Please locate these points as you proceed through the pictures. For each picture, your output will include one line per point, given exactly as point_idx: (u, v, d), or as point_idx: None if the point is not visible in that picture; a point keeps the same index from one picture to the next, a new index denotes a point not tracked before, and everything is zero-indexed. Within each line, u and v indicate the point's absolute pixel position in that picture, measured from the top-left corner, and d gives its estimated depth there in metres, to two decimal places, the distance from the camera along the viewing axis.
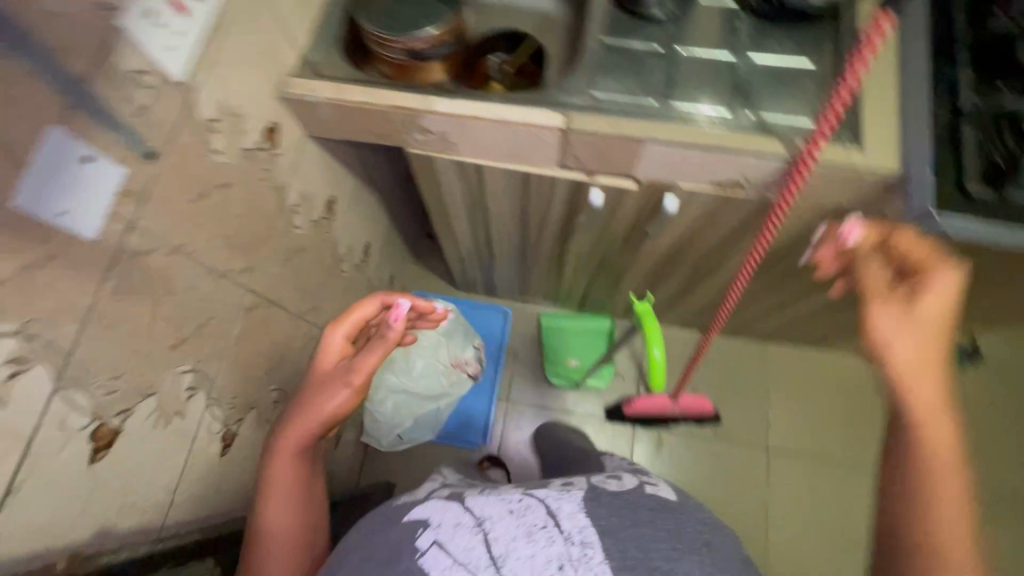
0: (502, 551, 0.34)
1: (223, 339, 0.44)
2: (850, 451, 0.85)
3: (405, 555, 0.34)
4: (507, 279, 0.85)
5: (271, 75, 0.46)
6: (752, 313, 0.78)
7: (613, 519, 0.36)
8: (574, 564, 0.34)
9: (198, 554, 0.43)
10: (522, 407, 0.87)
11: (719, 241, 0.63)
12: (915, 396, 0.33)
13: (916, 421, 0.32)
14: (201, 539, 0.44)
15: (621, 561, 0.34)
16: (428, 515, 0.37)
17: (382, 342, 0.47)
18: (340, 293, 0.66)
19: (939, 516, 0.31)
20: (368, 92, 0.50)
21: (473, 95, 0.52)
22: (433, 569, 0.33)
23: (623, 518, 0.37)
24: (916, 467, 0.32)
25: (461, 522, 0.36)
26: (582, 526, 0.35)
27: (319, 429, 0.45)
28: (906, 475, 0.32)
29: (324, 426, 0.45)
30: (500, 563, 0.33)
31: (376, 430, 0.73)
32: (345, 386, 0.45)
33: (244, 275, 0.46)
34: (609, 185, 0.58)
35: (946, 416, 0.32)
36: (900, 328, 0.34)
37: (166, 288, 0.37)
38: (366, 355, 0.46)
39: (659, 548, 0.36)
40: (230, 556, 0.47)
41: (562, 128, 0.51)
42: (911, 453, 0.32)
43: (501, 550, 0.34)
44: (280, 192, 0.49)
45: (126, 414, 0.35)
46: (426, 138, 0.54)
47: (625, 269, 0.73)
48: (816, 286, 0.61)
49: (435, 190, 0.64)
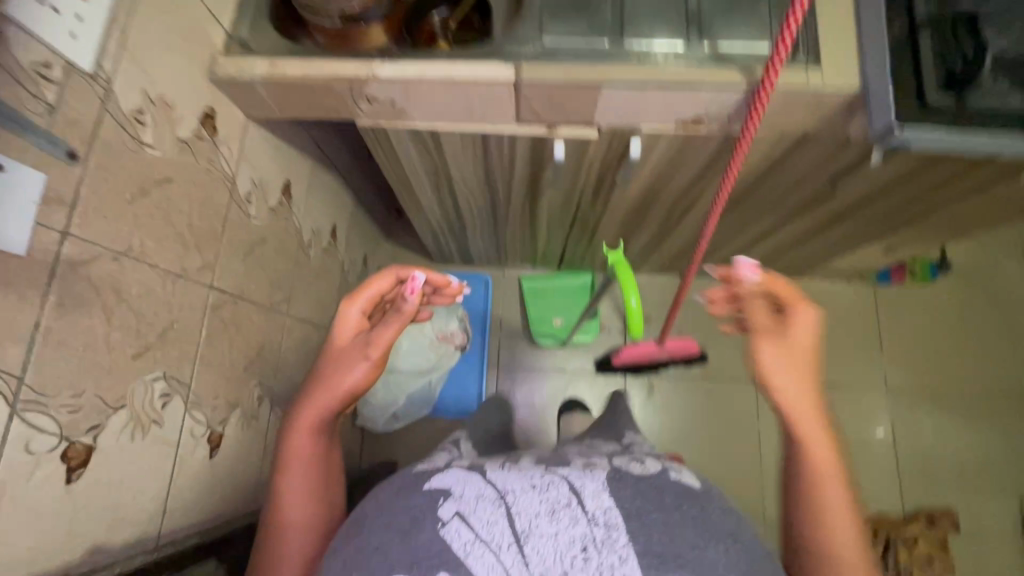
0: (525, 526, 0.31)
1: (189, 332, 0.46)
2: None
3: (427, 525, 0.31)
4: (481, 237, 0.91)
5: (195, 57, 0.47)
6: (728, 230, 0.81)
7: (636, 501, 0.32)
8: (597, 545, 0.30)
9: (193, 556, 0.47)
10: (510, 371, 1.07)
11: (689, 181, 0.62)
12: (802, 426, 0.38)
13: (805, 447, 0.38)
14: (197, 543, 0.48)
15: (645, 545, 0.30)
16: (451, 484, 0.33)
17: (396, 316, 0.44)
18: (311, 279, 0.74)
19: (828, 527, 0.36)
20: (303, 64, 0.50)
21: (416, 57, 0.50)
22: (455, 542, 0.30)
23: (648, 501, 0.32)
24: (806, 486, 0.37)
25: (483, 494, 0.32)
26: (606, 506, 0.32)
27: (336, 406, 0.42)
28: (800, 495, 0.37)
29: (339, 404, 0.42)
30: (523, 540, 0.30)
31: (375, 411, 0.94)
32: (362, 360, 0.43)
33: (204, 272, 0.48)
34: (573, 138, 0.54)
35: (827, 437, 0.38)
36: (786, 365, 0.38)
37: (117, 295, 0.38)
38: (381, 328, 0.43)
39: (684, 535, 0.31)
40: (232, 549, 0.52)
41: (513, 81, 0.48)
42: (803, 474, 0.37)
43: (524, 525, 0.31)
44: (229, 182, 0.52)
45: (100, 425, 0.38)
46: (374, 107, 0.53)
47: (597, 217, 0.75)
48: (780, 200, 0.68)
49: (396, 164, 0.65)
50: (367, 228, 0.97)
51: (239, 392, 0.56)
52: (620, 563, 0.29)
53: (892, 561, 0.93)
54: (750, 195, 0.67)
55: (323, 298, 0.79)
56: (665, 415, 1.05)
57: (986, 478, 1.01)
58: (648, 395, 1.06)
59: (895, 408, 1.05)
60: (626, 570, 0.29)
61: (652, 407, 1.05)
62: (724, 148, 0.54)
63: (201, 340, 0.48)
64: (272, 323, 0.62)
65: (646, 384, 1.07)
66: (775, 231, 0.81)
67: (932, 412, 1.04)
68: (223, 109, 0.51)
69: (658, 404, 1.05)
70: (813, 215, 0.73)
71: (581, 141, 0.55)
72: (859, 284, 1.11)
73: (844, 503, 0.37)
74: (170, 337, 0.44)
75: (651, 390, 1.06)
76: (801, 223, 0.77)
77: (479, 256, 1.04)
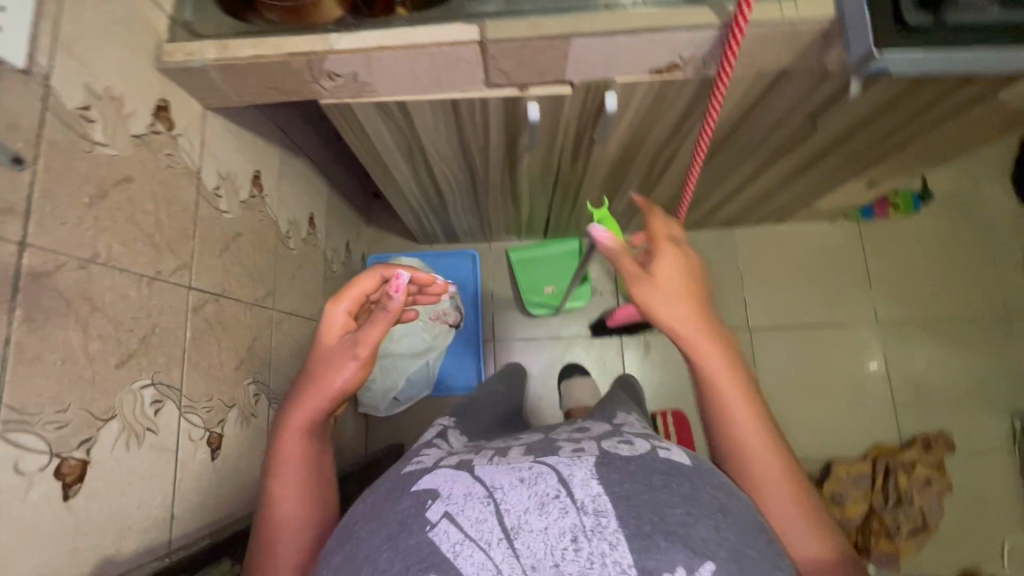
0: (514, 522, 0.30)
1: (172, 335, 0.45)
2: (792, 307, 1.09)
3: (414, 529, 0.30)
4: (463, 211, 0.89)
5: (139, 46, 0.44)
6: (712, 178, 0.81)
7: (626, 484, 0.31)
8: (586, 535, 0.29)
9: (211, 555, 0.46)
10: (507, 343, 1.07)
11: (668, 131, 0.61)
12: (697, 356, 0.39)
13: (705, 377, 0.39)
14: (212, 543, 0.46)
15: (636, 527, 0.29)
16: (436, 485, 0.33)
17: (382, 315, 0.42)
18: (294, 270, 0.72)
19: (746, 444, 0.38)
20: (256, 43, 0.47)
21: (374, 25, 0.47)
22: (444, 543, 0.30)
23: (639, 483, 0.32)
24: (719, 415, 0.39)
25: (471, 492, 0.32)
26: (594, 494, 0.31)
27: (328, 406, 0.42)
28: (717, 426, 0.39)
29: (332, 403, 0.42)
30: (512, 536, 0.29)
31: (375, 397, 0.94)
32: (350, 360, 0.42)
33: (180, 273, 0.47)
34: (545, 96, 0.52)
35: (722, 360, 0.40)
36: (663, 300, 0.40)
37: (90, 304, 0.37)
38: (369, 326, 0.42)
39: (674, 513, 0.30)
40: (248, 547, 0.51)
41: (478, 42, 0.46)
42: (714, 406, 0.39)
43: (513, 521, 0.30)
44: (194, 177, 0.50)
45: (91, 439, 0.37)
46: (337, 83, 0.50)
47: (579, 178, 0.74)
48: (760, 142, 0.67)
49: (367, 142, 0.63)
50: (346, 214, 0.95)
51: (233, 391, 0.55)
52: (610, 549, 0.28)
53: (893, 487, 0.95)
54: (731, 141, 0.66)
55: (310, 289, 0.77)
56: (661, 372, 1.06)
57: (978, 399, 1.03)
58: (644, 353, 1.07)
59: (887, 341, 1.07)
60: (617, 556, 0.28)
61: (649, 366, 1.06)
62: (700, 93, 0.53)
63: (187, 341, 0.47)
64: (259, 318, 0.61)
65: (642, 344, 1.07)
66: (758, 176, 0.80)
67: (922, 341, 1.06)
68: (177, 100, 0.49)
69: (655, 361, 1.06)
70: (795, 157, 0.73)
71: (555, 98, 0.53)
72: (844, 223, 1.12)
73: (760, 429, 0.38)
74: (153, 342, 0.43)
75: (647, 349, 1.07)
76: (784, 165, 0.76)
77: (463, 231, 1.03)
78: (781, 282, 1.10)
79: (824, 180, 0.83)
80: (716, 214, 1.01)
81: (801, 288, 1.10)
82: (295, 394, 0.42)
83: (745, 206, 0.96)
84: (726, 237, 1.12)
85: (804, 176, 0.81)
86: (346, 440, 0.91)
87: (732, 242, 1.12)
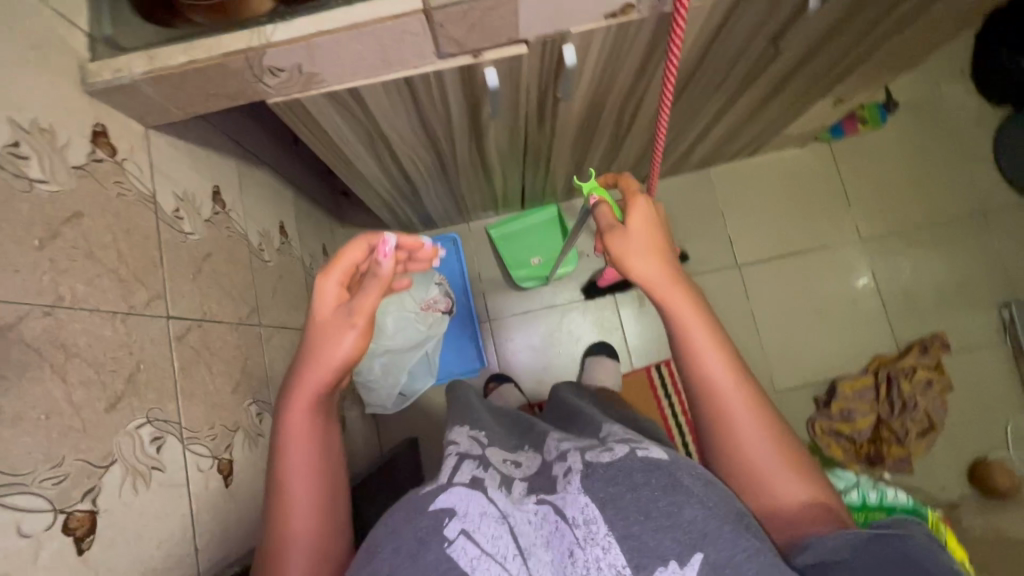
0: (525, 543, 0.35)
1: (160, 368, 0.43)
2: (775, 239, 1.09)
3: (433, 544, 0.34)
4: (437, 194, 0.87)
5: (61, 69, 0.41)
6: (682, 120, 0.79)
7: (610, 489, 0.36)
8: (581, 544, 0.34)
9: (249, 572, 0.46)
10: (503, 321, 1.07)
11: (632, 76, 0.59)
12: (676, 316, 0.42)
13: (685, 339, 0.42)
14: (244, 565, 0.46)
15: (624, 529, 0.34)
16: (454, 503, 0.36)
17: (375, 281, 0.43)
18: (275, 282, 0.70)
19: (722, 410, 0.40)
20: (188, 49, 0.44)
21: (309, 10, 0.44)
22: (462, 558, 0.33)
23: (620, 486, 0.36)
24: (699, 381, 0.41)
25: (486, 510, 0.36)
26: (583, 506, 0.36)
27: (333, 378, 0.42)
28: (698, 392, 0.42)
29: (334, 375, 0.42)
30: (525, 554, 0.34)
31: (381, 395, 0.93)
32: (348, 329, 0.42)
33: (155, 304, 0.44)
34: (500, 59, 0.50)
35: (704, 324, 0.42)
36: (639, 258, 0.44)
37: (64, 349, 0.35)
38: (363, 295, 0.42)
39: (659, 506, 0.35)
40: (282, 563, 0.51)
41: (423, 11, 0.43)
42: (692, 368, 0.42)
43: (525, 542, 0.35)
44: (151, 203, 0.47)
45: (95, 489, 0.35)
46: (282, 79, 0.48)
47: (549, 140, 0.72)
48: (726, 75, 0.66)
49: (325, 137, 0.60)
50: (318, 216, 0.92)
51: (236, 415, 0.53)
52: (604, 553, 0.34)
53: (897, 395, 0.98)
54: (697, 79, 0.65)
55: (294, 299, 0.75)
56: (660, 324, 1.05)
57: (966, 297, 1.06)
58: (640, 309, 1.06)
59: (872, 255, 1.08)
60: (610, 558, 0.33)
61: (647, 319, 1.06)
62: (659, 31, 0.51)
63: (176, 372, 0.45)
64: (248, 337, 0.59)
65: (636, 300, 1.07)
66: (727, 110, 0.79)
67: (906, 250, 1.08)
68: (114, 123, 0.45)
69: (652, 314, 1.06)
70: (763, 84, 0.71)
71: (511, 60, 0.51)
72: (816, 145, 1.11)
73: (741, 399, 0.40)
74: (141, 380, 0.41)
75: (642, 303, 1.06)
76: (752, 95, 0.75)
77: (440, 215, 1.00)
78: (762, 217, 1.10)
79: (793, 104, 0.82)
80: (691, 155, 0.99)
81: (782, 220, 1.10)
82: (297, 370, 0.43)
83: (719, 143, 0.95)
84: (704, 178, 1.11)
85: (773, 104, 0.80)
86: (359, 443, 0.90)
87: (712, 181, 1.11)
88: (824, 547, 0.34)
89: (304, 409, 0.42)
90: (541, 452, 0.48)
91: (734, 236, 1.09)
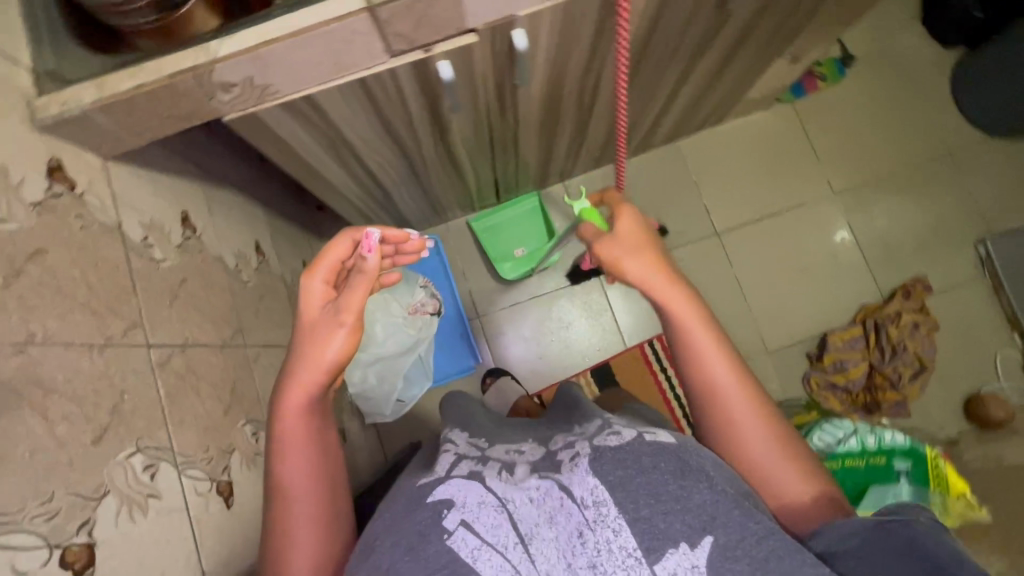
0: (527, 529, 0.35)
1: (145, 397, 0.43)
2: (752, 204, 1.10)
3: (433, 538, 0.35)
4: (411, 196, 0.87)
5: (7, 107, 0.41)
6: (644, 95, 0.80)
7: (619, 472, 0.36)
8: (591, 526, 0.34)
9: None
10: (493, 316, 1.07)
11: (587, 55, 0.59)
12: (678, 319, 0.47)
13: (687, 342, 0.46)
14: None
15: (634, 512, 0.34)
16: (451, 494, 0.37)
17: (361, 278, 0.44)
18: (257, 302, 0.69)
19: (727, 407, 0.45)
20: (136, 73, 0.44)
21: (253, 20, 0.44)
22: (463, 549, 0.35)
23: (629, 468, 0.36)
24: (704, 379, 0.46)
25: (486, 500, 0.37)
26: (591, 488, 0.36)
27: (325, 379, 0.44)
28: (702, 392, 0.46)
29: (328, 375, 0.44)
30: (527, 540, 0.35)
31: (378, 403, 0.92)
32: (338, 327, 0.44)
33: (133, 333, 0.44)
34: (452, 51, 0.50)
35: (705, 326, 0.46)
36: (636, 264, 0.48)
37: (41, 385, 0.35)
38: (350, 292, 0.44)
39: (669, 489, 0.35)
40: None
41: (366, 9, 0.43)
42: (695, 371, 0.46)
43: (527, 529, 0.35)
44: (117, 234, 0.47)
45: (89, 524, 0.35)
46: (235, 94, 0.48)
47: (514, 128, 0.72)
48: (681, 44, 0.66)
49: (289, 150, 0.60)
50: (294, 233, 0.91)
51: (231, 436, 0.53)
52: (615, 535, 0.34)
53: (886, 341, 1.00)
54: (652, 54, 0.65)
55: (279, 317, 0.75)
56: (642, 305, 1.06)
57: (942, 239, 1.07)
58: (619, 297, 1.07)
59: (848, 208, 1.09)
60: (621, 541, 0.34)
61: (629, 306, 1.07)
62: (607, 5, 0.51)
63: (163, 399, 0.45)
64: (235, 358, 0.59)
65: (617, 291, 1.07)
66: (687, 80, 0.80)
67: (881, 199, 1.09)
68: (70, 156, 0.45)
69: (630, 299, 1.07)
70: (719, 50, 0.72)
71: (463, 51, 0.51)
72: (781, 107, 1.12)
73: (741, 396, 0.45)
74: (126, 409, 0.40)
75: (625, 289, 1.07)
76: (710, 62, 0.75)
77: (417, 218, 1.00)
78: (737, 182, 1.11)
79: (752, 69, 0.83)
80: (659, 130, 1.00)
81: (756, 184, 1.11)
82: (287, 373, 0.44)
83: (685, 114, 0.96)
84: (675, 151, 1.12)
85: (732, 69, 0.81)
86: (363, 454, 0.90)
87: (683, 153, 1.12)
88: (835, 534, 0.37)
89: (296, 408, 0.43)
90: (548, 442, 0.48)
91: (711, 205, 1.10)
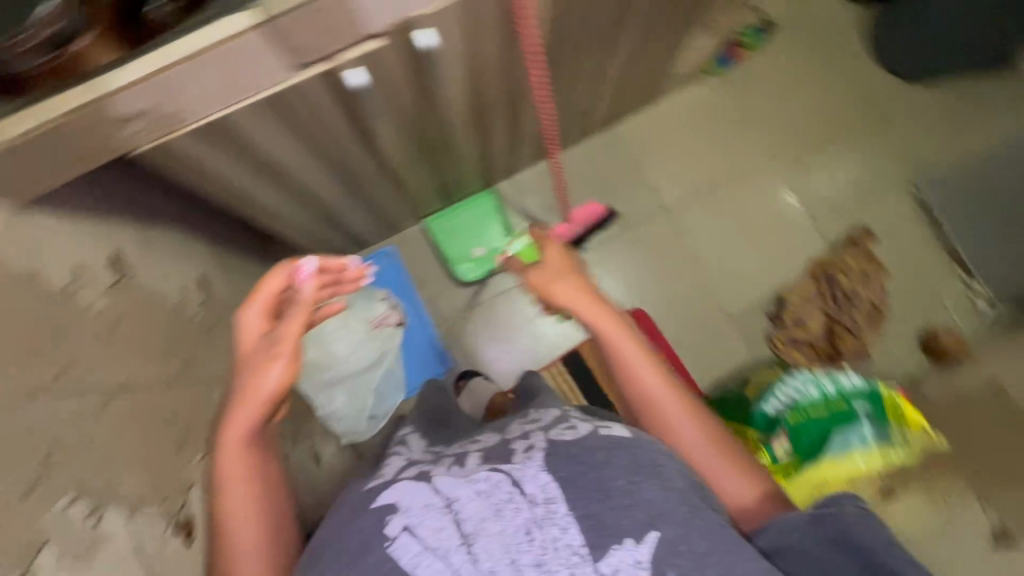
0: (471, 528, 0.45)
1: (78, 443, 0.44)
2: (696, 178, 1.13)
3: (374, 547, 0.45)
4: (354, 209, 0.87)
5: None
6: (574, 84, 0.81)
7: (575, 469, 0.48)
8: (538, 525, 0.45)
9: None
10: (456, 321, 1.07)
11: (502, 49, 0.60)
12: (621, 359, 0.59)
13: (630, 375, 0.58)
14: None
15: (584, 509, 0.46)
16: (394, 501, 0.48)
17: (295, 309, 0.51)
18: (205, 333, 0.69)
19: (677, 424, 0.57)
20: (33, 115, 0.44)
21: (147, 48, 0.44)
22: (403, 551, 0.44)
23: (583, 466, 0.49)
24: (649, 406, 0.58)
25: (429, 504, 0.47)
26: (543, 490, 0.47)
27: (265, 408, 0.49)
28: (653, 415, 0.58)
29: (266, 405, 0.49)
30: (469, 537, 0.45)
31: (352, 424, 0.94)
32: (274, 359, 0.49)
33: (61, 379, 0.45)
34: (360, 58, 0.51)
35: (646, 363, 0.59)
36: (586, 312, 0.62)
37: None
38: (286, 322, 0.50)
39: (615, 484, 0.47)
40: None
41: (259, 25, 0.43)
42: (642, 397, 0.58)
43: (469, 528, 0.45)
44: (39, 281, 0.46)
45: (27, 571, 0.37)
46: (143, 124, 0.48)
47: (444, 129, 0.72)
48: (598, 30, 0.67)
49: (212, 175, 0.60)
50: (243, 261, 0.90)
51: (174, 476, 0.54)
52: (560, 532, 0.45)
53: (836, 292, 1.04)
54: (567, 44, 0.66)
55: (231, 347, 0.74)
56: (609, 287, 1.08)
57: (879, 189, 1.11)
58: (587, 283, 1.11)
59: (787, 170, 1.13)
60: (567, 537, 0.44)
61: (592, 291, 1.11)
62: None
63: (99, 445, 0.46)
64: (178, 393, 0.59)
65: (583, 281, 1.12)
66: (611, 65, 0.81)
67: (817, 158, 1.13)
68: None
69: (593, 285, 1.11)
70: (636, 33, 0.73)
71: (372, 56, 0.51)
72: (711, 81, 1.15)
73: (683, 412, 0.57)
74: None
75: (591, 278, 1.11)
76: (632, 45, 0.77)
77: (368, 231, 1.00)
78: (681, 158, 1.13)
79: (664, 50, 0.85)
80: (593, 117, 1.02)
81: (699, 157, 1.14)
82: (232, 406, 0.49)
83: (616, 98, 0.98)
84: (615, 134, 1.14)
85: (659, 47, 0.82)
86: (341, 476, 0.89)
87: (623, 136, 1.14)
88: (777, 532, 0.49)
89: (238, 433, 0.49)
90: (502, 431, 0.61)
91: (656, 182, 1.13)
